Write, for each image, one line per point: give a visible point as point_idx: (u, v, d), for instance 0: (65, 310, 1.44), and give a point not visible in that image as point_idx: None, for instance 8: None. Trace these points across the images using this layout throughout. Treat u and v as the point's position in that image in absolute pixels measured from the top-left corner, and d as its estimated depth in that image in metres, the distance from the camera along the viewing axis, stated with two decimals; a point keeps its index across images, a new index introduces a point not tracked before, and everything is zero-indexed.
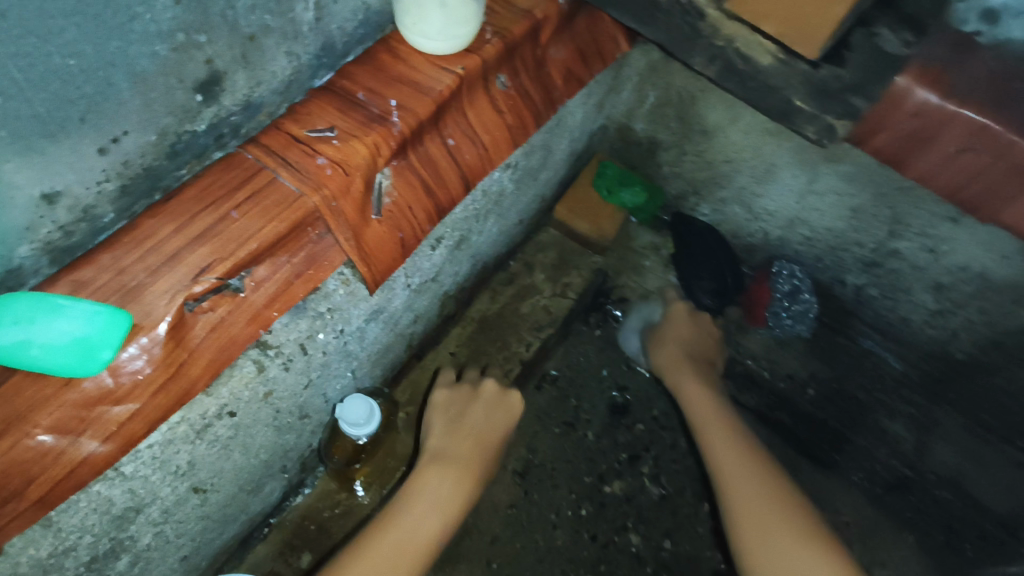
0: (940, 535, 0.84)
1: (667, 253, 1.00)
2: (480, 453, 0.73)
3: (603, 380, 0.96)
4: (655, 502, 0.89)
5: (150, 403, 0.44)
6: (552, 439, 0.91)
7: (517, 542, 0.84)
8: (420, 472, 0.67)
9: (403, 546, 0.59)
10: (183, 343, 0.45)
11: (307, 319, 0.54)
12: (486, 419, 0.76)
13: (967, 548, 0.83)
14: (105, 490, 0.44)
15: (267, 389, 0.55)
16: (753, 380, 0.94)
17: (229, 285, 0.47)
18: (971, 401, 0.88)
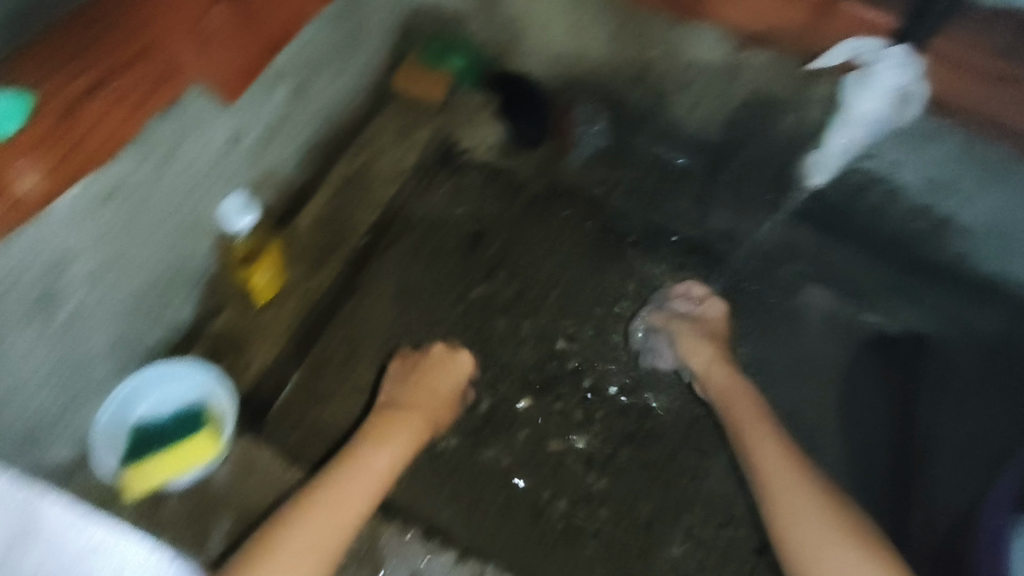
0: (711, 273, 1.14)
1: (494, 108, 1.18)
2: (426, 406, 0.91)
3: (459, 219, 1.14)
4: (512, 299, 1.09)
5: (53, 173, 0.58)
6: (421, 267, 1.08)
7: (402, 344, 1.01)
8: (380, 426, 0.88)
9: (360, 477, 0.81)
10: (73, 128, 0.59)
11: (176, 123, 0.70)
12: (431, 384, 0.93)
13: (756, 288, 1.14)
14: (41, 230, 0.60)
15: (154, 182, 0.71)
16: (576, 193, 1.16)
17: (98, 91, 0.60)
18: (740, 175, 1.12)
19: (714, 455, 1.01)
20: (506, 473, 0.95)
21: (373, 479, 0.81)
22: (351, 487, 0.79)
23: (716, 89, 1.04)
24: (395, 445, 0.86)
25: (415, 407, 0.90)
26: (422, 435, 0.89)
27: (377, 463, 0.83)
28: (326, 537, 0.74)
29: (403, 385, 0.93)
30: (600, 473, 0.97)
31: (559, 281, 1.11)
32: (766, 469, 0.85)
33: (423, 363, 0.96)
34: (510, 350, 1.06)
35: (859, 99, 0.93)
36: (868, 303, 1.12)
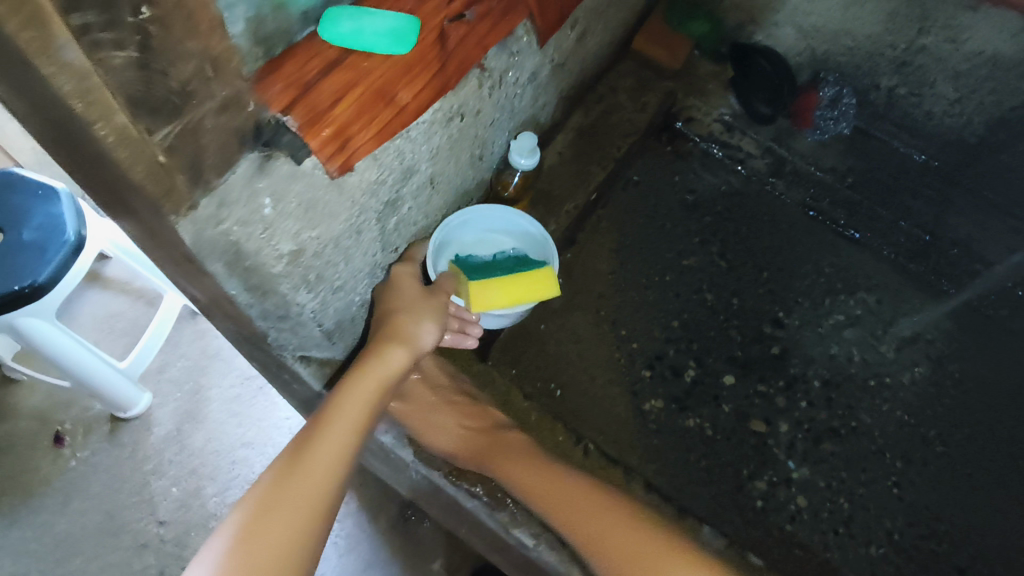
0: (930, 276, 1.10)
1: (727, 78, 1.18)
2: (423, 306, 0.74)
3: (676, 185, 1.16)
4: (724, 272, 1.10)
5: (426, 89, 0.61)
6: (638, 226, 1.12)
7: (618, 298, 1.05)
8: (386, 321, 0.72)
9: (374, 382, 0.66)
10: (444, 47, 0.61)
11: (508, 54, 0.72)
12: (409, 304, 0.74)
13: (984, 308, 1.09)
14: (404, 145, 0.63)
15: (478, 111, 0.73)
16: (802, 178, 1.15)
17: (465, 16, 0.63)
18: (981, 181, 1.08)
19: (919, 465, 0.98)
20: (711, 444, 0.96)
21: (384, 386, 0.67)
22: (360, 393, 0.65)
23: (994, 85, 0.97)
24: (409, 340, 0.72)
25: (397, 318, 0.73)
26: (419, 338, 0.73)
27: (393, 362, 0.69)
28: (338, 439, 0.60)
29: (394, 294, 0.75)
30: (802, 461, 0.96)
31: (771, 262, 1.11)
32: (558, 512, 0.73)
33: (405, 284, 0.76)
34: (718, 323, 1.05)
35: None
36: None
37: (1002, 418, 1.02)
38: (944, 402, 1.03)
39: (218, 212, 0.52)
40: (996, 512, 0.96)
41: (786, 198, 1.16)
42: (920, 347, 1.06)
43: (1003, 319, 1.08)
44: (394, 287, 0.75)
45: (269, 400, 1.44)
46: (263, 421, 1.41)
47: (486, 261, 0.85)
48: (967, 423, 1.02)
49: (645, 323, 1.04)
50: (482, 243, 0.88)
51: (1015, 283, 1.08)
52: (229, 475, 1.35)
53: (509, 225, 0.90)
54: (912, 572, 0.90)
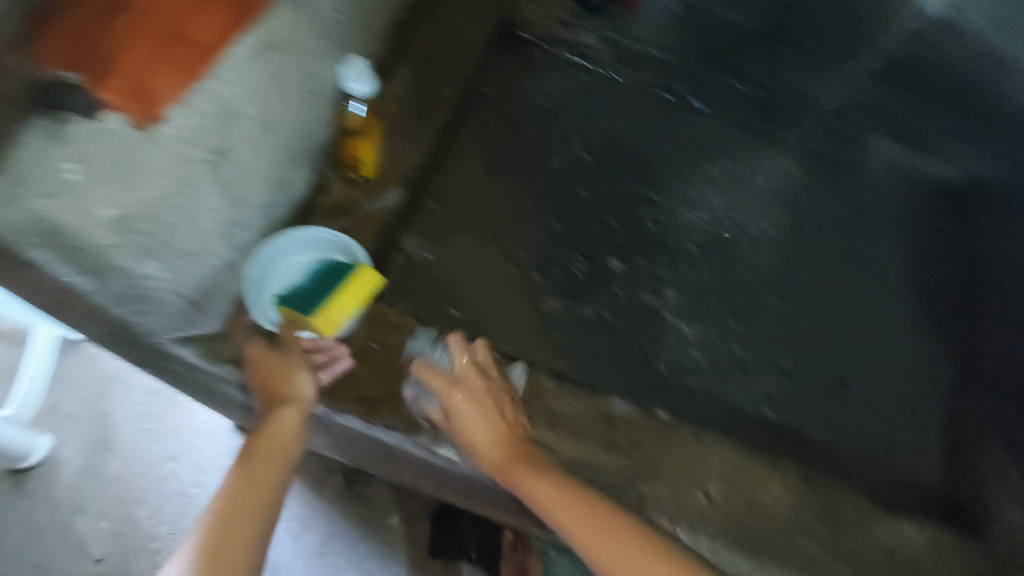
0: (766, 129, 1.18)
1: None
2: (295, 359, 0.74)
3: (529, 92, 1.17)
4: (590, 164, 1.14)
5: (228, 22, 0.56)
6: (500, 139, 1.13)
7: (496, 212, 1.06)
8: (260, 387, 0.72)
9: (271, 452, 0.68)
10: None
11: None
12: (273, 367, 0.72)
13: (820, 147, 1.18)
14: (216, 86, 0.58)
15: (294, 40, 0.69)
16: (647, 61, 1.19)
17: None
18: (803, 31, 1.09)
19: (791, 301, 1.07)
20: (609, 326, 1.00)
21: (281, 450, 0.68)
22: (256, 475, 0.66)
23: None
24: (293, 397, 0.72)
25: (271, 380, 0.72)
26: (300, 392, 0.72)
27: (284, 427, 0.69)
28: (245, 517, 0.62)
29: (259, 364, 0.73)
30: (692, 322, 1.03)
31: (633, 148, 1.15)
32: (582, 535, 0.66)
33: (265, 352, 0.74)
34: (595, 215, 1.09)
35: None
36: (929, 149, 1.16)
37: (854, 243, 1.13)
38: (803, 239, 1.12)
39: (14, 190, 0.48)
40: (861, 324, 1.07)
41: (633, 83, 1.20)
42: (775, 196, 1.14)
43: (835, 154, 1.18)
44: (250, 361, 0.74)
45: (182, 408, 1.32)
46: (180, 431, 1.31)
47: (305, 284, 0.79)
48: (826, 254, 1.12)
49: (525, 230, 1.06)
50: (295, 267, 0.81)
51: (840, 118, 1.17)
52: (160, 492, 1.27)
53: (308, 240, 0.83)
54: (800, 392, 1.00)
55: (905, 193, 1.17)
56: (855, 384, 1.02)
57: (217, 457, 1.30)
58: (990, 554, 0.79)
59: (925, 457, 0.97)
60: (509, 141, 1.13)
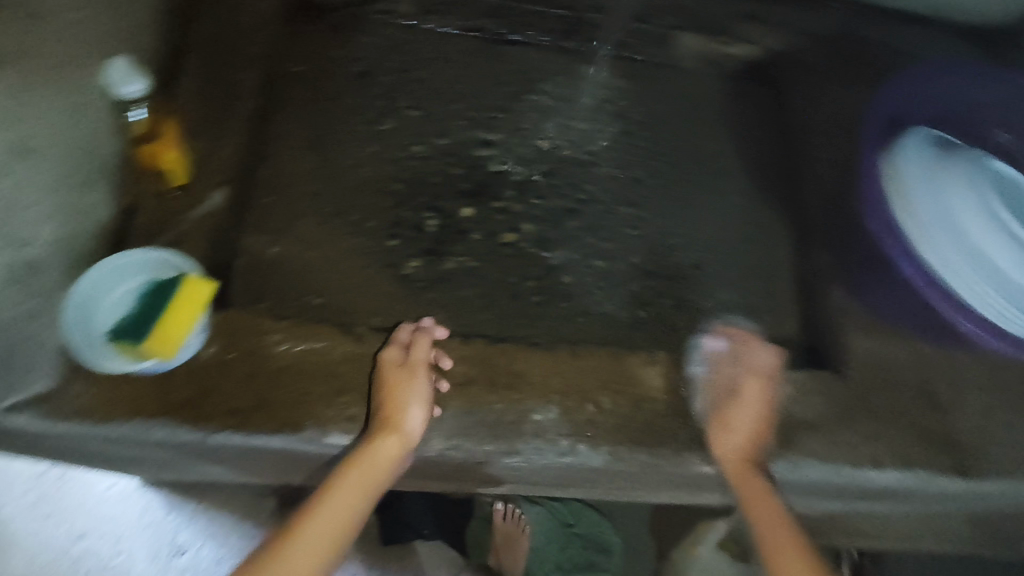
0: (580, 48, 1.21)
1: None
2: (412, 391, 0.81)
3: (339, 59, 1.13)
4: (419, 119, 1.12)
5: None
6: (322, 115, 1.08)
7: (335, 189, 1.03)
8: (377, 407, 0.81)
9: (369, 473, 0.79)
10: None
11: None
12: (404, 386, 0.81)
13: (635, 54, 1.22)
14: None
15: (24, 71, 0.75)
16: (450, 6, 1.17)
17: None
18: None
19: (642, 206, 1.11)
20: (476, 272, 1.00)
21: (375, 479, 0.80)
22: (344, 491, 0.79)
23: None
24: (401, 429, 0.80)
25: (393, 396, 0.81)
26: (409, 424, 0.80)
27: (387, 457, 0.79)
28: (318, 533, 0.76)
29: (383, 386, 0.82)
30: (554, 247, 1.04)
31: (457, 94, 1.15)
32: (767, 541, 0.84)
33: (390, 365, 0.84)
34: (435, 167, 1.08)
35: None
36: (727, 35, 1.21)
37: (682, 137, 1.19)
38: (637, 144, 1.17)
39: None
40: (706, 209, 1.13)
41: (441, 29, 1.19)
42: (602, 109, 1.19)
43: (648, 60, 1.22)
44: (382, 368, 0.84)
45: (79, 482, 1.14)
46: (84, 504, 1.13)
47: (131, 316, 0.74)
48: (660, 152, 1.17)
49: (369, 200, 1.03)
50: (118, 300, 0.75)
51: (638, 22, 1.19)
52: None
53: (122, 267, 0.76)
54: (667, 285, 1.05)
55: (719, 85, 1.24)
56: (710, 266, 1.08)
57: (133, 521, 1.13)
58: (848, 387, 0.91)
59: (783, 314, 1.05)
60: (331, 114, 1.09)
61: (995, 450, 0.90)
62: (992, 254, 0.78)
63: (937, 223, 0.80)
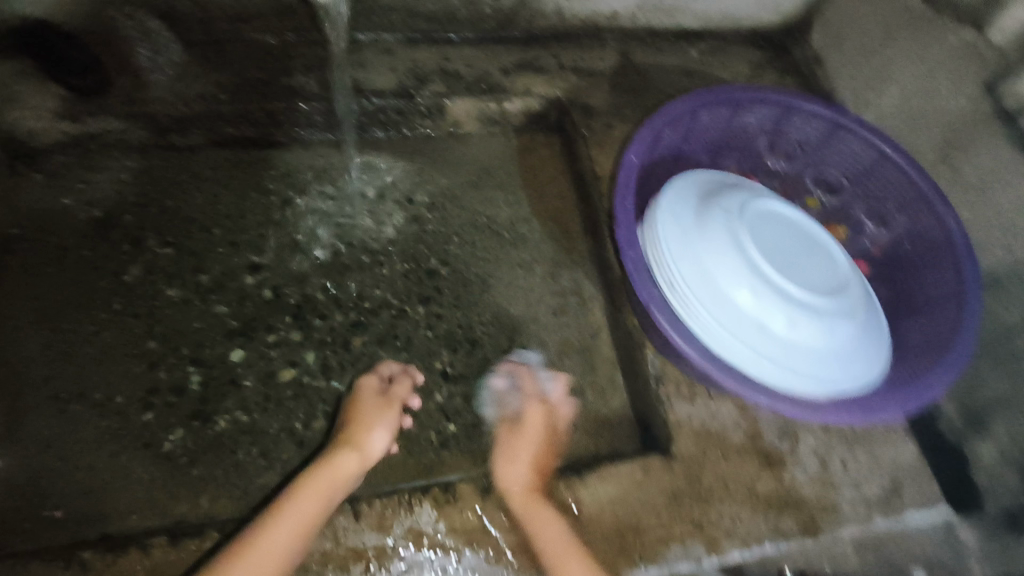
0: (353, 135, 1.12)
1: (17, 67, 0.95)
2: (381, 412, 0.83)
3: (69, 208, 1.00)
4: (172, 257, 0.99)
5: None
6: (52, 277, 0.95)
7: (72, 367, 0.89)
8: (346, 427, 0.81)
9: (326, 487, 0.74)
10: None
11: None
12: (373, 411, 0.83)
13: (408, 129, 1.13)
14: None
15: None
16: (187, 121, 1.03)
17: None
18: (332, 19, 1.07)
19: (436, 300, 1.00)
20: (252, 427, 0.87)
21: (339, 490, 0.75)
22: (304, 497, 0.73)
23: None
24: (362, 449, 0.79)
25: (358, 416, 0.82)
26: (371, 443, 0.80)
27: (343, 468, 0.77)
28: (282, 532, 0.69)
29: (356, 404, 0.84)
30: (343, 373, 0.93)
31: (215, 216, 1.03)
32: (550, 558, 0.73)
33: (367, 390, 0.86)
34: (196, 311, 0.95)
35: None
36: (501, 92, 1.11)
37: (478, 209, 1.10)
38: (428, 231, 1.07)
39: None
40: (512, 285, 1.03)
41: (190, 147, 1.07)
42: (388, 198, 1.09)
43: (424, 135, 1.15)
44: (359, 394, 0.85)
45: None
46: None
47: None
48: (454, 233, 1.07)
49: (119, 370, 0.89)
50: None
51: (405, 97, 1.08)
52: None
53: None
54: (479, 384, 0.94)
55: (507, 140, 1.17)
56: (523, 348, 0.98)
57: None
58: (671, 470, 0.82)
59: (608, 386, 0.96)
60: (62, 276, 0.95)
61: (835, 496, 0.83)
62: (755, 323, 0.77)
63: (699, 295, 0.77)
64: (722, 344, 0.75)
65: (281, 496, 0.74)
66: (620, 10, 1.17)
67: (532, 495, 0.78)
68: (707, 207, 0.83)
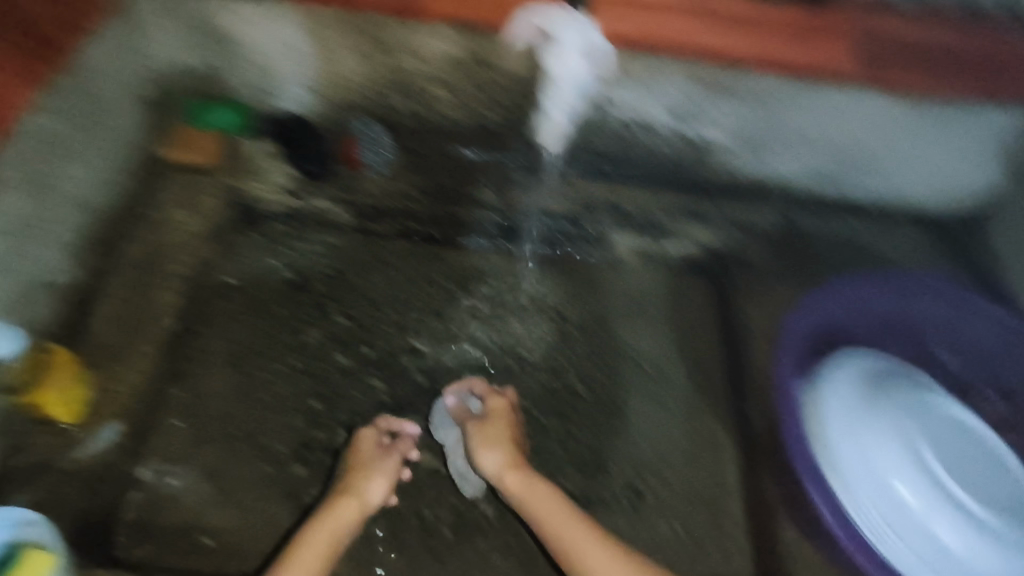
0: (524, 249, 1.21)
1: (274, 150, 1.18)
2: (376, 466, 0.94)
3: (274, 267, 1.15)
4: (348, 327, 1.10)
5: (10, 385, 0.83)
6: (247, 325, 1.08)
7: (248, 411, 1.01)
8: (346, 477, 0.92)
9: (329, 535, 0.86)
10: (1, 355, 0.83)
11: None
12: (369, 465, 0.94)
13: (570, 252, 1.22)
14: None
15: None
16: (385, 213, 1.20)
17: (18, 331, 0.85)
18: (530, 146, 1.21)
19: (571, 420, 1.08)
20: (386, 505, 0.97)
21: (340, 538, 0.87)
22: (310, 547, 0.85)
23: (562, 95, 1.09)
24: (360, 497, 0.90)
25: (357, 475, 0.92)
26: (368, 494, 0.91)
27: (343, 518, 0.88)
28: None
29: (355, 463, 0.94)
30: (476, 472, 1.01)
31: (390, 299, 1.14)
32: (563, 543, 0.87)
33: (365, 447, 0.96)
34: (358, 381, 1.06)
35: (553, 63, 1.03)
36: (666, 234, 1.24)
37: (622, 338, 1.16)
38: (574, 351, 1.14)
39: None
40: (645, 422, 1.09)
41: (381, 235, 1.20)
42: (542, 311, 1.17)
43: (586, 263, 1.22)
44: (355, 450, 0.95)
45: None
46: None
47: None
48: (596, 356, 1.14)
49: (284, 422, 1.00)
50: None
51: (570, 221, 1.23)
52: None
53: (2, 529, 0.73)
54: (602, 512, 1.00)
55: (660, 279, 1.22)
56: (653, 491, 1.02)
57: None
58: None
59: (727, 545, 1.00)
60: (257, 326, 1.08)
61: None
62: (915, 521, 0.84)
63: (855, 482, 0.86)
64: (876, 537, 0.84)
65: (286, 548, 0.86)
66: (792, 172, 1.22)
67: (513, 468, 0.93)
68: (883, 403, 0.91)
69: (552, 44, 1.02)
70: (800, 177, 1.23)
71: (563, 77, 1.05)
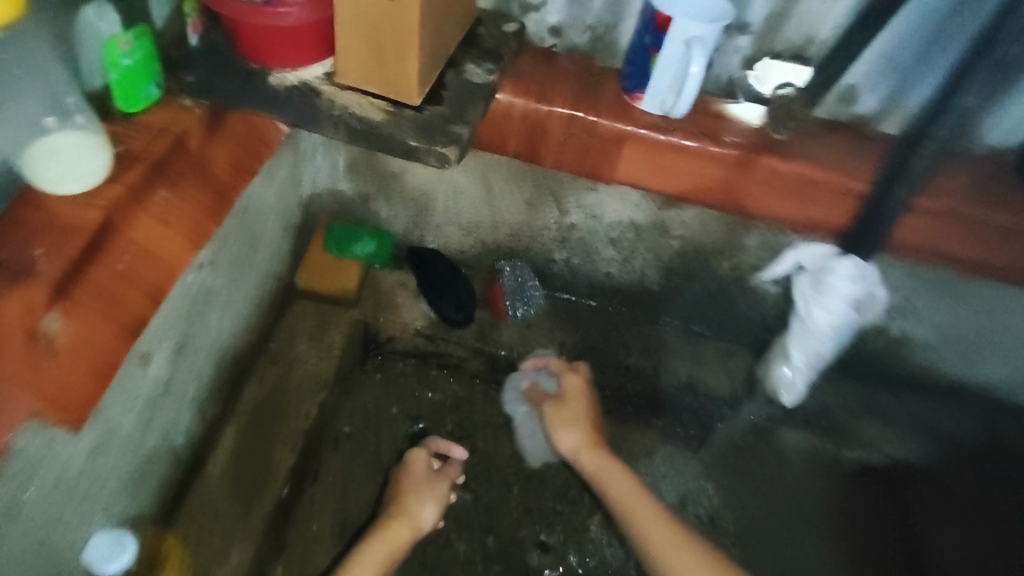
0: (674, 427, 1.06)
1: (413, 286, 1.08)
2: (427, 490, 0.91)
3: (395, 418, 1.03)
4: (470, 505, 0.98)
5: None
6: (361, 488, 0.96)
7: None
8: (397, 496, 0.90)
9: (382, 555, 0.84)
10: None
11: (61, 448, 0.61)
12: (419, 487, 0.91)
13: (722, 434, 1.06)
14: None
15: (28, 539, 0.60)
16: (520, 368, 1.07)
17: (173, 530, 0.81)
18: (689, 308, 1.08)
19: None
20: None
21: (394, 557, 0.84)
22: (366, 561, 0.82)
23: (815, 346, 0.94)
24: (412, 519, 0.88)
25: (410, 495, 0.90)
26: (422, 518, 0.89)
27: (398, 541, 0.85)
28: None
29: (406, 481, 0.92)
30: None
31: (516, 473, 1.02)
32: (619, 502, 0.87)
33: (414, 466, 0.93)
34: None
35: (817, 313, 0.90)
36: (845, 437, 1.06)
37: (789, 562, 0.97)
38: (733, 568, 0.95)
39: None
40: None
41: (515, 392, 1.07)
42: (691, 510, 0.99)
43: (738, 454, 1.05)
44: (409, 469, 0.93)
45: None
46: None
47: None
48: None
49: None
50: None
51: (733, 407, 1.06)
52: None
53: None
54: None
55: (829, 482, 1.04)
56: None
57: None
58: None
59: None
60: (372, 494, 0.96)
61: None
62: None
63: None
64: None
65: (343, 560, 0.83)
66: (999, 383, 1.05)
67: (590, 446, 0.93)
68: None
69: (819, 291, 0.89)
70: (1013, 390, 1.05)
71: (825, 328, 0.91)
